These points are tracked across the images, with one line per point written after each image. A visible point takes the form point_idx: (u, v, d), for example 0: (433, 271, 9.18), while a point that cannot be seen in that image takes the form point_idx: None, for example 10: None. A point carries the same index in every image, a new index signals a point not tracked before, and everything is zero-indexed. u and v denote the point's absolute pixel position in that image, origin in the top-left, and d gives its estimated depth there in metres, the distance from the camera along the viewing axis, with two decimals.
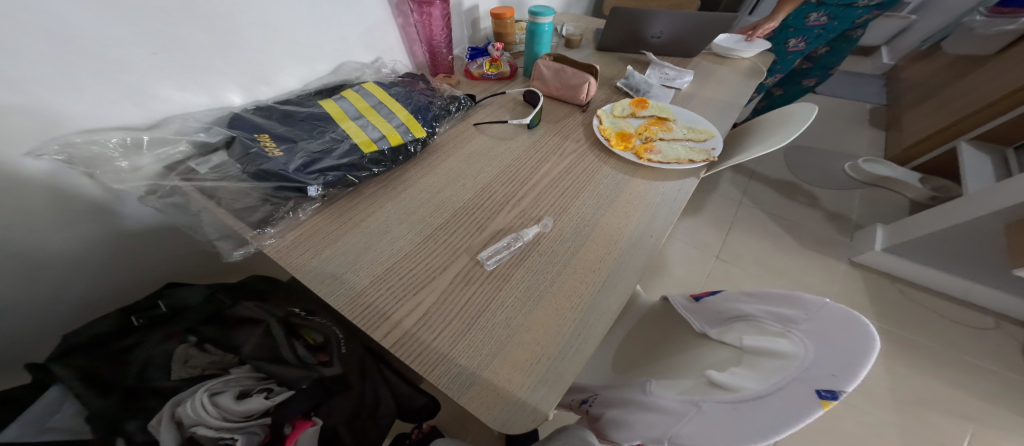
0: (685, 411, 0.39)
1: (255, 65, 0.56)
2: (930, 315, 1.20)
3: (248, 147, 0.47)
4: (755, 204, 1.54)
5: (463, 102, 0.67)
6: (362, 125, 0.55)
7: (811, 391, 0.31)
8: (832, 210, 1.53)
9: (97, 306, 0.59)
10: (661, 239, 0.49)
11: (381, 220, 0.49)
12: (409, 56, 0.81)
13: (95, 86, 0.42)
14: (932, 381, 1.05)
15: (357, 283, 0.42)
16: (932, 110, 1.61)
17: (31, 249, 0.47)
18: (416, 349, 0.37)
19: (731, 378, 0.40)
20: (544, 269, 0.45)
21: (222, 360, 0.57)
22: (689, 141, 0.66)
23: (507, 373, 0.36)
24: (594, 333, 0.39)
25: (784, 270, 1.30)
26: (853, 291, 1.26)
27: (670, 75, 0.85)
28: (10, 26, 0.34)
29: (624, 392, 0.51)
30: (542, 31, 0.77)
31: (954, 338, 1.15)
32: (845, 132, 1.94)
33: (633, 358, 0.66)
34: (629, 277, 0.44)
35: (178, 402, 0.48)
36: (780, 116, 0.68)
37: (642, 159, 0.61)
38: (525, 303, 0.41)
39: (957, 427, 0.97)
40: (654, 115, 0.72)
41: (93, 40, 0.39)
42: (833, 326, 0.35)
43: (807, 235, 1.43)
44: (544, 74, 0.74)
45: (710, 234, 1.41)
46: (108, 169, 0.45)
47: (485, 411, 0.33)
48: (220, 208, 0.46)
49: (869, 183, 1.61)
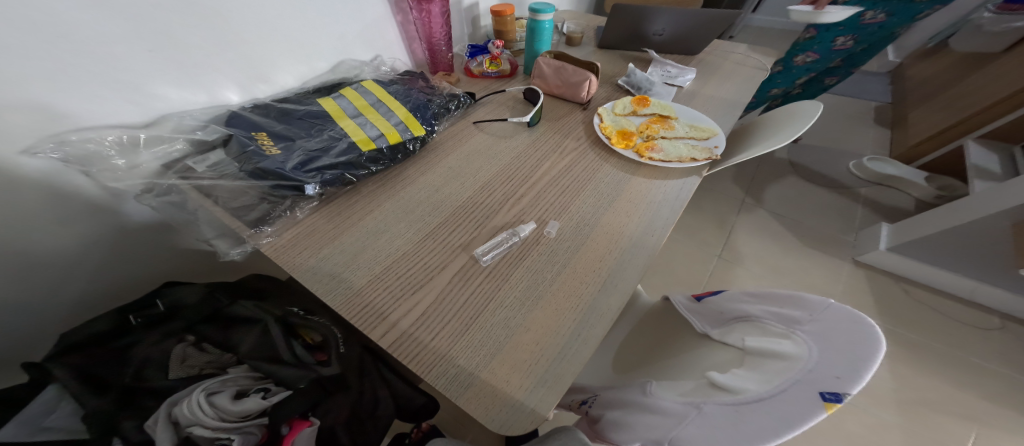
0: (686, 413, 0.38)
1: (252, 62, 0.56)
2: (935, 316, 1.19)
3: (245, 145, 0.47)
4: (758, 203, 1.53)
5: (462, 100, 0.67)
6: (360, 123, 0.54)
7: (814, 392, 0.30)
8: (836, 209, 1.51)
9: (94, 306, 0.59)
10: (662, 238, 0.48)
11: (379, 219, 0.48)
12: (408, 54, 0.80)
13: (90, 84, 0.42)
14: (936, 382, 1.04)
15: (355, 282, 0.41)
16: (938, 108, 1.59)
17: (27, 248, 0.47)
18: (413, 349, 0.37)
19: (733, 380, 0.40)
20: (544, 269, 0.44)
21: (219, 359, 0.57)
22: (692, 140, 0.66)
23: (506, 373, 0.35)
24: (594, 333, 0.39)
25: (787, 270, 1.29)
26: (857, 291, 1.24)
27: (672, 73, 0.84)
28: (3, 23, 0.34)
29: (624, 393, 0.50)
30: (543, 28, 0.76)
31: (959, 339, 1.13)
32: (849, 131, 1.92)
33: (634, 358, 0.65)
34: (630, 277, 0.44)
35: (174, 402, 0.48)
36: (784, 114, 0.67)
37: (643, 158, 0.60)
38: (524, 303, 0.41)
39: (962, 428, 0.96)
40: (655, 113, 0.71)
41: (88, 38, 0.39)
42: (837, 326, 0.35)
43: (811, 234, 1.42)
44: (544, 72, 0.73)
45: (712, 234, 1.40)
46: (103, 167, 0.45)
47: (484, 412, 0.33)
48: (216, 206, 0.45)
49: (875, 182, 1.60)
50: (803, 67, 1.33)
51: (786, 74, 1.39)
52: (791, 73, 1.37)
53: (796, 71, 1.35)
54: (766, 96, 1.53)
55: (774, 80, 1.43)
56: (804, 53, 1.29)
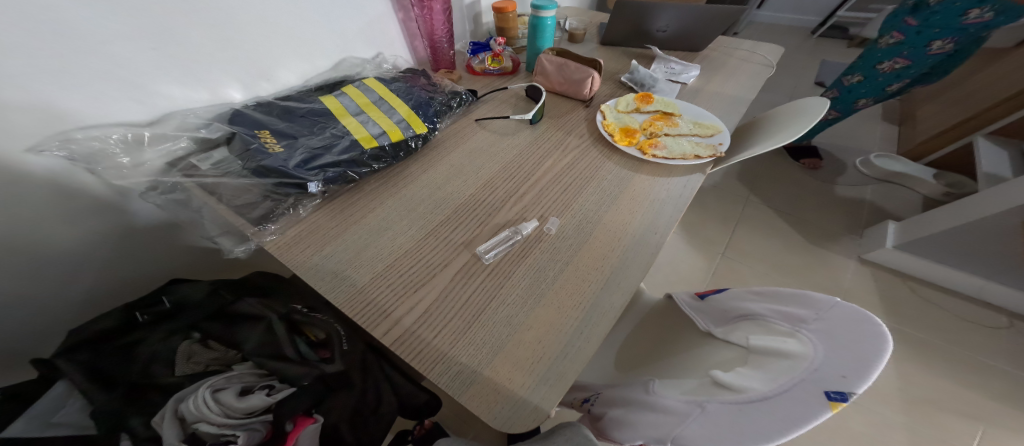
0: (689, 412, 0.38)
1: (254, 60, 0.56)
2: (943, 314, 1.17)
3: (248, 143, 0.47)
4: (762, 201, 1.52)
5: (464, 98, 0.67)
6: (363, 121, 0.54)
7: (819, 391, 0.30)
8: (842, 207, 1.50)
9: (101, 303, 0.60)
10: (666, 236, 0.48)
11: (382, 217, 0.48)
12: (410, 51, 0.80)
13: (93, 82, 0.42)
14: (942, 381, 1.03)
15: (358, 280, 0.41)
16: (948, 104, 1.57)
17: (36, 247, 0.48)
18: (416, 346, 0.37)
19: (736, 379, 0.40)
20: (546, 267, 0.44)
21: (223, 356, 0.58)
22: (696, 137, 0.65)
23: (508, 371, 0.35)
24: (597, 331, 0.39)
25: (791, 268, 1.28)
26: (863, 290, 1.23)
27: (676, 69, 0.83)
28: (10, 23, 0.34)
29: (626, 392, 0.50)
30: (545, 25, 0.75)
31: (967, 337, 1.12)
32: (856, 127, 1.90)
33: (636, 356, 0.65)
34: (634, 275, 0.44)
35: (181, 399, 0.49)
36: (791, 110, 0.67)
37: (646, 155, 0.60)
38: (526, 301, 0.41)
39: (968, 427, 0.95)
40: (659, 110, 0.71)
41: (92, 38, 0.39)
42: (843, 325, 0.35)
43: (816, 232, 1.40)
44: (547, 69, 0.73)
45: (716, 231, 1.39)
46: (108, 165, 0.45)
47: (485, 410, 0.33)
48: (220, 203, 0.45)
49: (880, 179, 1.58)
50: (892, 74, 1.37)
51: (870, 83, 1.43)
52: (877, 80, 1.41)
53: (883, 78, 1.39)
54: (851, 111, 1.57)
55: (859, 90, 1.47)
56: (891, 59, 1.33)
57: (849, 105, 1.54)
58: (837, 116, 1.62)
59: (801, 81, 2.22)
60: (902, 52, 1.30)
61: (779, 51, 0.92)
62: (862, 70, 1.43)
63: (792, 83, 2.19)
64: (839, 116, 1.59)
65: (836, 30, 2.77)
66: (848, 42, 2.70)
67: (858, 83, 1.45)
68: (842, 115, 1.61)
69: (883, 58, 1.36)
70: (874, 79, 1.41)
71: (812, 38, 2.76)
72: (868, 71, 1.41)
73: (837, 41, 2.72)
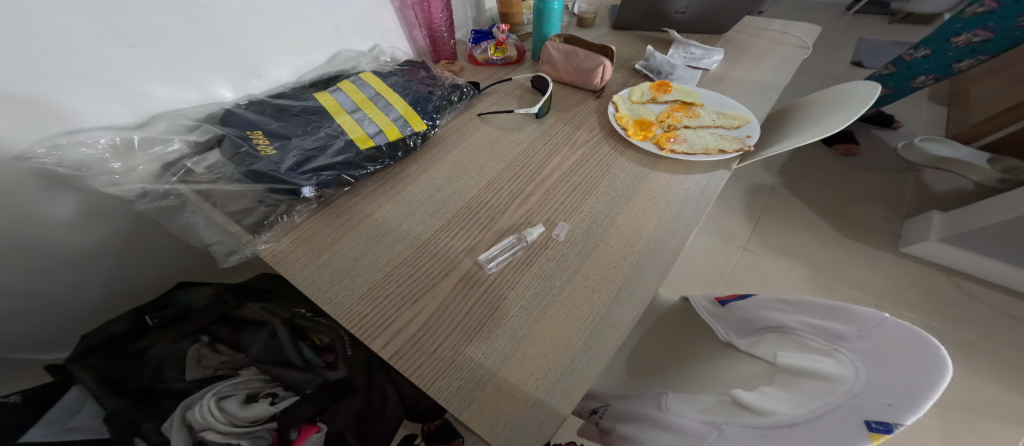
0: (705, 435, 0.34)
1: (242, 57, 0.53)
2: (990, 312, 1.09)
3: (238, 145, 0.44)
4: (788, 191, 1.43)
5: (465, 91, 0.63)
6: (359, 119, 0.52)
7: (860, 421, 0.25)
8: (877, 197, 1.40)
9: (111, 306, 0.61)
10: (685, 241, 0.44)
11: (379, 223, 0.46)
12: (408, 42, 0.77)
13: (72, 83, 0.40)
14: (988, 385, 0.96)
15: (355, 289, 0.39)
16: (1006, 83, 1.42)
17: (43, 253, 0.48)
18: (415, 360, 0.34)
19: (761, 401, 0.36)
20: (553, 276, 0.41)
21: (232, 360, 0.57)
22: (720, 128, 0.60)
23: (512, 387, 0.33)
24: (606, 346, 0.35)
25: (820, 264, 1.21)
26: (899, 286, 1.15)
27: (696, 54, 0.78)
28: None
29: (639, 406, 0.47)
30: (551, 9, 0.70)
31: (1017, 338, 1.04)
32: (894, 111, 1.77)
33: (651, 362, 0.61)
34: (649, 284, 0.40)
35: (188, 405, 0.50)
36: (832, 98, 0.60)
37: (664, 150, 0.55)
38: (531, 313, 0.38)
39: (1014, 434, 0.89)
40: (678, 100, 0.65)
41: (59, 35, 0.37)
42: (889, 345, 0.30)
43: (849, 224, 1.32)
44: (554, 57, 0.68)
45: (737, 224, 1.32)
46: (100, 171, 0.43)
47: (488, 429, 0.30)
48: (215, 210, 0.44)
49: (928, 165, 1.47)
50: (965, 48, 1.29)
51: (936, 58, 1.36)
52: (946, 55, 1.34)
53: (953, 53, 1.32)
54: (907, 90, 1.52)
55: (921, 66, 1.41)
56: (971, 32, 1.24)
57: (905, 86, 1.51)
58: (887, 94, 1.58)
59: (832, 63, 2.07)
60: (986, 22, 1.20)
61: (815, 31, 0.84)
62: (930, 43, 1.35)
63: (822, 65, 2.05)
64: (892, 94, 1.56)
65: (875, 5, 2.56)
66: (889, 18, 2.49)
67: (921, 58, 1.39)
68: (896, 94, 1.56)
69: (961, 30, 1.26)
70: (944, 52, 1.33)
71: (848, 16, 2.56)
72: (938, 45, 1.33)
73: (876, 18, 2.52)
